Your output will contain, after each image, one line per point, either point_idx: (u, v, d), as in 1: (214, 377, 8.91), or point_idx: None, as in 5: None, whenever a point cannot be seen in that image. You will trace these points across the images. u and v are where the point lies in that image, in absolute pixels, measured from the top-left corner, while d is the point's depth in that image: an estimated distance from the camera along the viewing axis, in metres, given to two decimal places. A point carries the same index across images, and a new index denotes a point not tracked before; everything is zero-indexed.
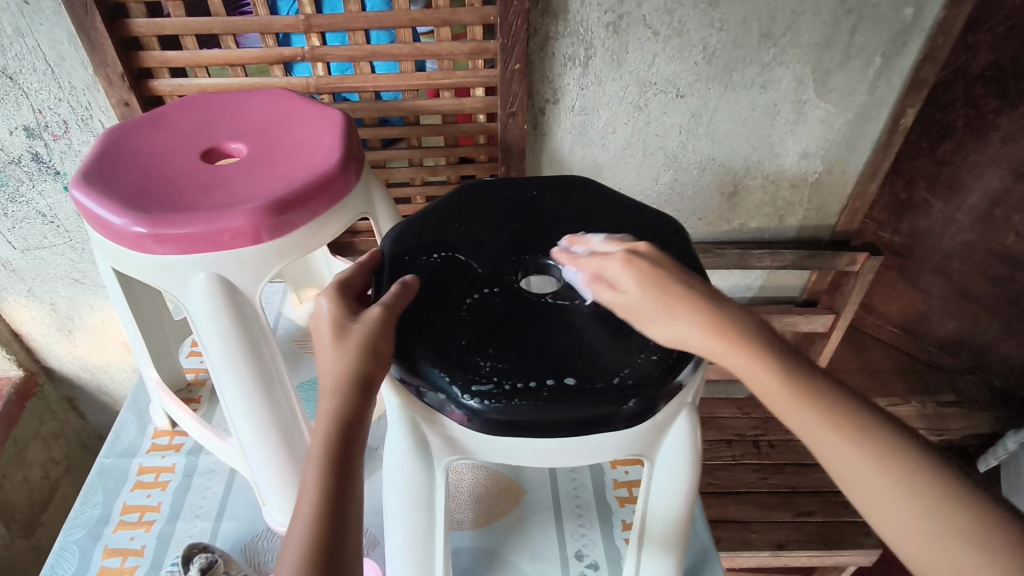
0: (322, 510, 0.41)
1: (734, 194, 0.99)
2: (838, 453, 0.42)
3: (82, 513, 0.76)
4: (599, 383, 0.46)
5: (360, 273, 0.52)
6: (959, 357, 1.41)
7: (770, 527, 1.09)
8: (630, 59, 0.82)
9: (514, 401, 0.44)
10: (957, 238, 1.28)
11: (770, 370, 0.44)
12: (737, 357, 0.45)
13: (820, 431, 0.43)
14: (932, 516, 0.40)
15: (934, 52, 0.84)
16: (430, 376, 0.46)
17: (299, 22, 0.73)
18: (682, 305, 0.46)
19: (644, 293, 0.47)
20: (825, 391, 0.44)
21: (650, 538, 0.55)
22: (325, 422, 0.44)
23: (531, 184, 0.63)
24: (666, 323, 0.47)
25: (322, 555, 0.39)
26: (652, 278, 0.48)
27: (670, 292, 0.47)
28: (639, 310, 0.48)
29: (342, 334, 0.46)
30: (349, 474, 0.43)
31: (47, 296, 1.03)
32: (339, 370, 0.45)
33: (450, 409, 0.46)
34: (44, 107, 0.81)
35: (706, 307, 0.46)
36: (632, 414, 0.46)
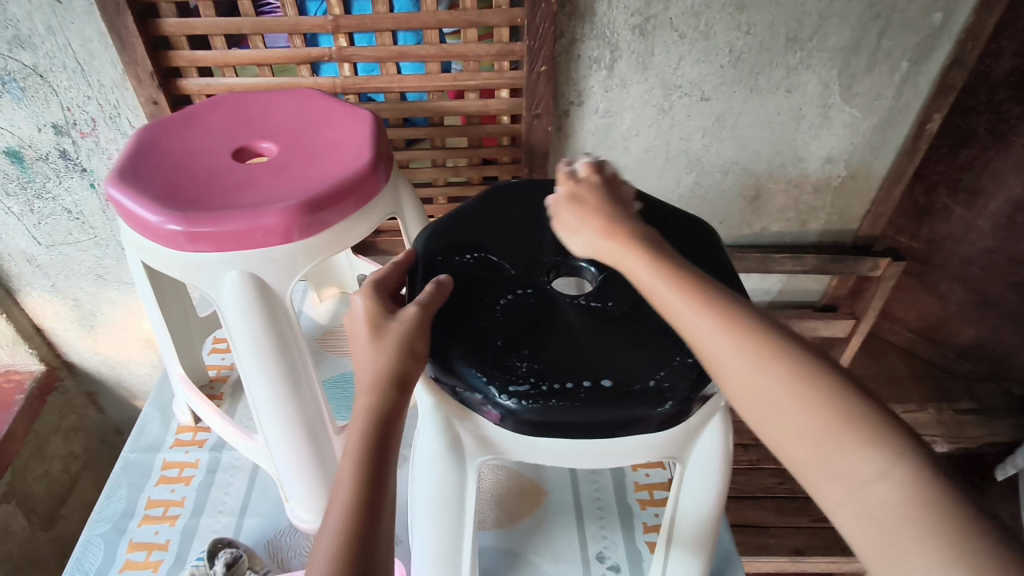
0: (358, 502, 0.40)
1: (756, 198, 0.99)
2: (717, 353, 0.42)
3: (107, 507, 0.77)
4: (637, 385, 0.45)
5: (394, 272, 0.53)
6: (978, 365, 1.40)
7: (788, 532, 1.08)
8: (655, 62, 0.82)
9: (551, 402, 0.45)
10: (978, 244, 1.25)
11: (657, 272, 0.46)
12: (629, 257, 0.48)
13: (701, 331, 0.43)
14: (810, 410, 0.39)
15: (962, 57, 0.83)
16: (466, 377, 0.46)
17: (327, 23, 0.74)
18: (593, 216, 0.52)
19: (571, 209, 0.54)
20: (711, 293, 0.44)
21: (678, 541, 0.55)
22: (361, 419, 0.44)
23: (561, 188, 0.64)
24: (580, 232, 0.52)
25: (357, 548, 0.39)
26: (579, 199, 0.54)
27: (592, 207, 0.53)
28: (567, 224, 0.54)
29: (378, 334, 0.46)
30: (383, 468, 0.42)
31: (70, 292, 1.04)
32: (376, 368, 0.45)
33: (486, 409, 0.46)
34: (73, 105, 0.82)
35: (617, 219, 0.51)
36: (669, 417, 0.46)
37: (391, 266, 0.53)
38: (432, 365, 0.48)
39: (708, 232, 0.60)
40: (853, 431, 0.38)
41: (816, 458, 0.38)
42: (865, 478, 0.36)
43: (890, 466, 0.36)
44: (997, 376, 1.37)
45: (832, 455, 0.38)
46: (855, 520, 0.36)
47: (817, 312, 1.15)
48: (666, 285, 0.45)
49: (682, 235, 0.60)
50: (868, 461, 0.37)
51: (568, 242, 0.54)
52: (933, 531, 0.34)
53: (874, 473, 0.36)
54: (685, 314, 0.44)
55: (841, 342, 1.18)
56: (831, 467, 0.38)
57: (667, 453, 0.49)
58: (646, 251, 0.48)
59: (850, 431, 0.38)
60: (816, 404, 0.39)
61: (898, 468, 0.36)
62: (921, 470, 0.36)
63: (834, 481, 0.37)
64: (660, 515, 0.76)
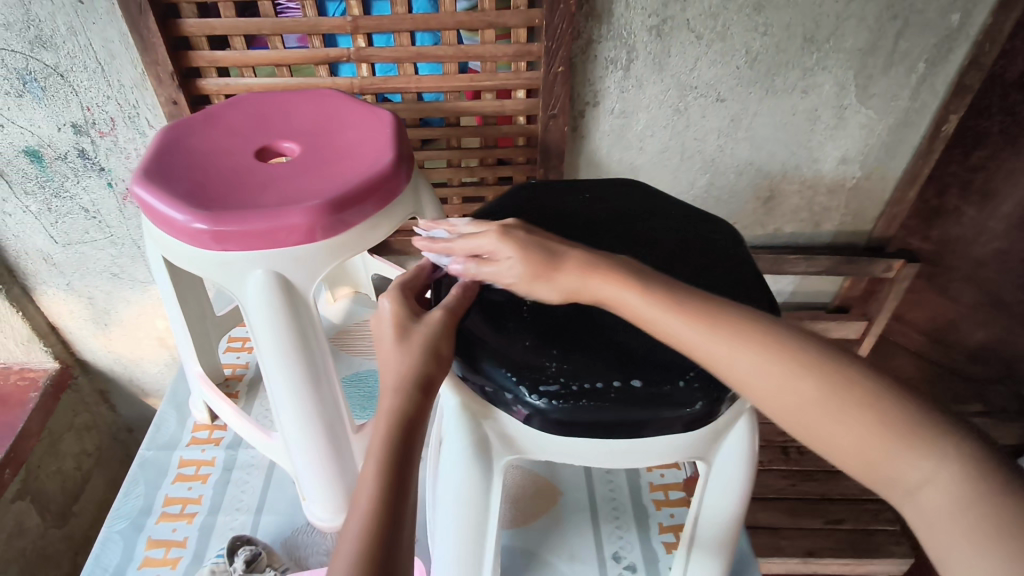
0: (380, 503, 0.40)
1: (770, 199, 0.99)
2: (749, 378, 0.44)
3: (125, 504, 0.77)
4: (666, 386, 0.46)
5: (421, 274, 0.54)
6: (988, 367, 1.40)
7: (801, 534, 1.08)
8: (672, 63, 0.82)
9: (581, 402, 0.45)
10: (989, 245, 1.25)
11: (659, 305, 0.46)
12: (620, 292, 0.47)
13: (727, 359, 0.44)
14: (852, 423, 0.41)
15: (980, 58, 0.83)
16: (496, 376, 0.47)
17: (346, 23, 0.74)
18: (566, 260, 0.48)
19: (523, 258, 0.48)
20: (724, 318, 0.45)
21: (700, 542, 0.55)
22: (386, 419, 0.44)
23: (582, 189, 0.65)
24: (554, 283, 0.48)
25: (380, 547, 0.38)
26: (524, 248, 0.49)
27: (546, 254, 0.48)
28: (520, 277, 0.49)
29: (404, 335, 0.47)
30: (406, 468, 0.42)
31: (85, 291, 1.04)
32: (403, 368, 0.45)
33: (516, 407, 0.47)
34: (92, 105, 0.82)
35: (586, 256, 0.49)
36: (697, 417, 0.47)
37: (416, 268, 0.54)
38: (460, 362, 0.49)
39: (726, 230, 0.61)
40: (894, 435, 0.40)
41: (866, 466, 0.41)
42: (915, 481, 0.39)
43: (935, 468, 0.38)
44: (1008, 379, 1.38)
45: (879, 462, 0.40)
46: (915, 520, 0.39)
47: (830, 314, 1.15)
48: (669, 313, 0.45)
49: (704, 234, 0.60)
50: (914, 465, 0.39)
51: (531, 293, 0.49)
52: (979, 525, 0.36)
53: (921, 474, 0.39)
54: (704, 345, 0.45)
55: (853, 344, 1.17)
56: (881, 472, 0.40)
57: (691, 453, 0.50)
58: (639, 284, 0.47)
59: (893, 438, 0.40)
60: (855, 416, 0.41)
61: (944, 467, 0.38)
62: (963, 465, 0.38)
63: (888, 484, 0.40)
64: (675, 515, 0.76)
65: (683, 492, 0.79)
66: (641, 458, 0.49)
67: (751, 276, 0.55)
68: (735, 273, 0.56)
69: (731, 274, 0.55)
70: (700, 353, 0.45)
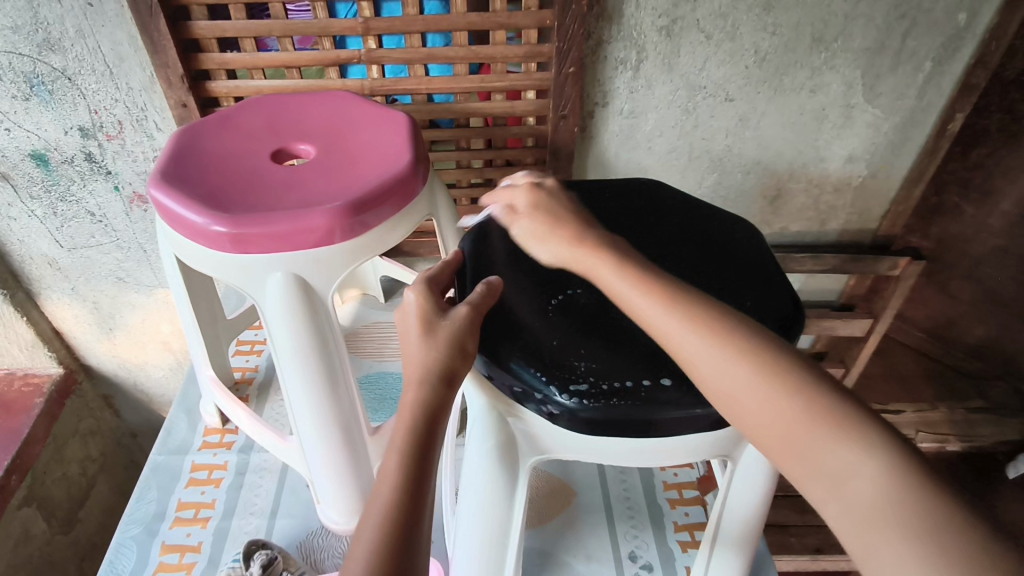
0: (403, 491, 0.41)
1: (777, 198, 0.99)
2: (692, 351, 0.44)
3: (138, 509, 0.76)
4: (696, 383, 0.47)
5: (446, 270, 0.53)
6: (988, 363, 1.40)
7: (810, 531, 1.09)
8: (681, 62, 0.83)
9: (612, 401, 0.46)
10: (988, 243, 1.26)
11: (625, 273, 0.48)
12: (592, 259, 0.50)
13: (676, 332, 0.44)
14: (786, 406, 0.40)
15: (986, 57, 0.83)
16: (526, 375, 0.47)
17: (357, 25, 0.74)
18: (559, 226, 0.53)
19: (533, 212, 0.55)
20: (683, 295, 0.46)
21: (723, 539, 0.56)
22: (409, 414, 0.44)
23: (603, 189, 0.65)
24: (542, 242, 0.54)
25: (397, 542, 0.39)
26: (540, 203, 0.55)
27: (553, 212, 0.54)
28: (525, 230, 0.55)
29: (430, 330, 0.47)
30: (427, 458, 0.43)
31: (91, 295, 1.03)
32: (426, 362, 0.45)
33: (546, 407, 0.47)
34: (100, 108, 0.82)
35: (578, 225, 0.53)
36: (728, 414, 0.47)
37: (442, 264, 0.53)
38: (485, 359, 0.49)
39: (743, 227, 0.61)
40: (823, 423, 0.39)
41: (792, 452, 0.40)
42: (837, 470, 0.38)
43: (862, 460, 0.37)
44: (1007, 375, 1.37)
45: (807, 447, 0.39)
46: (835, 515, 0.37)
47: (835, 312, 1.16)
48: (631, 283, 0.47)
49: (723, 233, 0.60)
50: (841, 455, 0.38)
51: (530, 250, 0.55)
52: (905, 528, 0.34)
53: (847, 465, 0.37)
54: (656, 314, 0.45)
55: (858, 341, 1.18)
56: (808, 459, 0.39)
57: (718, 451, 0.50)
58: (613, 257, 0.49)
59: (821, 426, 0.39)
60: (788, 401, 0.40)
61: (871, 461, 0.37)
62: (891, 461, 0.36)
63: (811, 473, 0.39)
64: (691, 514, 0.76)
65: (698, 491, 0.79)
66: (667, 454, 0.49)
67: (772, 272, 0.56)
68: (758, 271, 0.56)
69: (753, 273, 0.56)
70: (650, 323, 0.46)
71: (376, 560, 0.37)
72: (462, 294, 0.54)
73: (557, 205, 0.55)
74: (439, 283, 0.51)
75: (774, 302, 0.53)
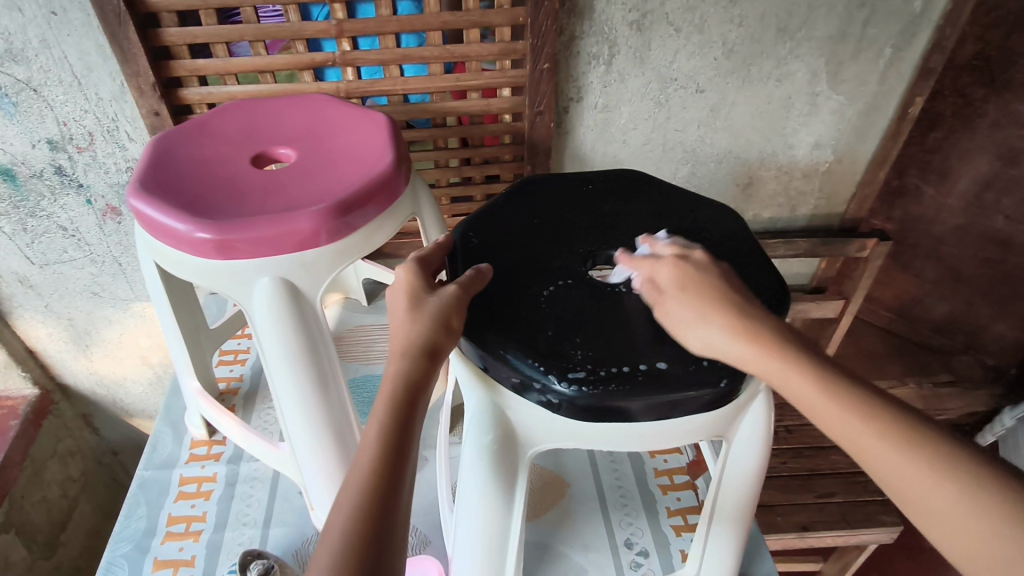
0: (384, 452, 0.43)
1: (749, 185, 1.01)
2: (897, 473, 0.40)
3: (128, 526, 0.75)
4: (689, 365, 0.48)
5: (437, 252, 0.55)
6: (952, 339, 1.47)
7: (795, 510, 1.12)
8: (652, 56, 0.84)
9: (610, 386, 0.47)
10: (948, 222, 1.32)
11: (818, 387, 0.43)
12: (769, 364, 0.45)
13: (878, 455, 0.41)
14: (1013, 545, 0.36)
15: (942, 42, 0.87)
16: (524, 367, 0.48)
17: (330, 27, 0.74)
18: (716, 310, 0.47)
19: (685, 294, 0.48)
20: (885, 409, 0.42)
21: (719, 518, 0.58)
22: (391, 385, 0.46)
23: (586, 180, 0.67)
24: (698, 328, 0.47)
25: (375, 508, 0.40)
26: (693, 282, 0.49)
27: (711, 290, 0.48)
28: (675, 315, 0.48)
29: (417, 304, 0.49)
30: (409, 424, 0.45)
31: (65, 312, 1.01)
32: (411, 338, 0.47)
33: (545, 397, 0.48)
34: (69, 119, 0.80)
35: (743, 312, 0.47)
36: (720, 395, 0.48)
37: (433, 249, 0.55)
38: (478, 350, 0.50)
39: (725, 212, 0.63)
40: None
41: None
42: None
43: None
44: (971, 349, 1.45)
45: None
46: None
47: (808, 295, 1.19)
48: (817, 391, 0.43)
49: (704, 218, 0.62)
50: None
51: (680, 337, 0.48)
52: None
53: None
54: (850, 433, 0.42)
55: (832, 323, 1.21)
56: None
57: (715, 430, 0.51)
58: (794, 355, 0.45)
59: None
60: None
61: None
62: None
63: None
64: (682, 499, 0.78)
65: (688, 476, 0.81)
66: (659, 437, 0.50)
67: (754, 254, 0.58)
68: (741, 253, 0.58)
69: (735, 255, 0.57)
70: (829, 425, 0.43)
71: (354, 522, 0.40)
72: (452, 277, 0.55)
73: (713, 279, 0.49)
74: (430, 263, 0.53)
75: (759, 282, 0.54)
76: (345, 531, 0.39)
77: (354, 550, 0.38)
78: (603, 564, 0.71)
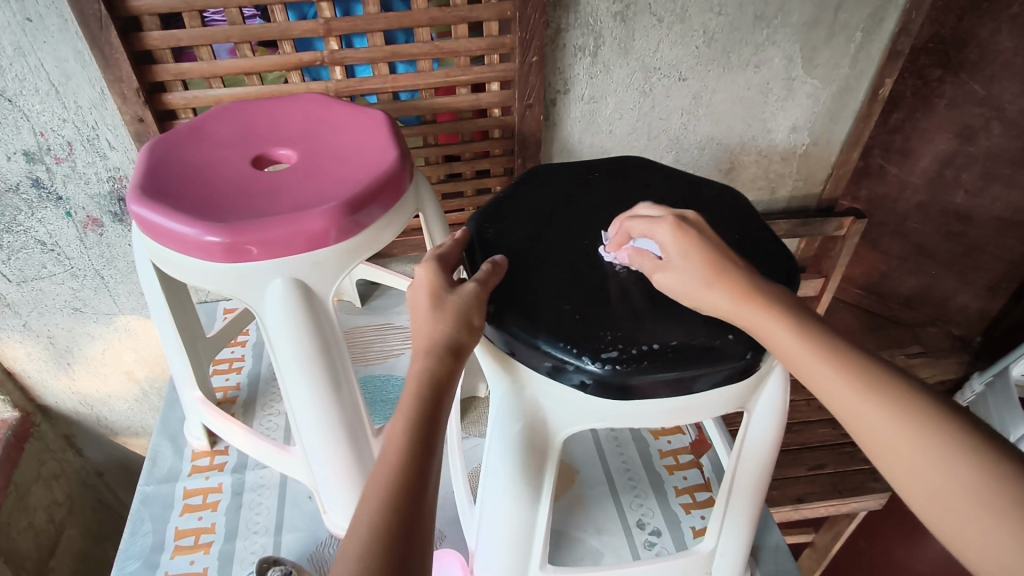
0: (410, 446, 0.42)
1: (731, 170, 1.04)
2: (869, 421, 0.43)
3: (133, 544, 0.73)
4: (716, 340, 0.49)
5: (455, 248, 0.56)
6: (920, 311, 1.53)
7: (788, 483, 1.16)
8: (636, 46, 0.86)
9: (642, 363, 0.48)
10: (912, 199, 1.38)
11: (796, 337, 0.46)
12: (763, 313, 0.48)
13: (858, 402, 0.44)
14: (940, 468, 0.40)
15: (909, 25, 0.90)
16: (556, 351, 0.49)
17: (318, 26, 0.73)
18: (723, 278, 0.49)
19: (685, 264, 0.50)
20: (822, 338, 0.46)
21: (738, 490, 0.60)
22: (416, 380, 0.45)
23: (592, 169, 0.68)
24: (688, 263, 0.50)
25: (404, 496, 0.39)
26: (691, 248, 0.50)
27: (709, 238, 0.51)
28: (678, 283, 0.50)
29: (439, 302, 0.49)
30: (435, 419, 0.44)
31: (44, 330, 0.98)
32: (435, 332, 0.47)
33: (577, 378, 0.49)
34: (46, 129, 0.78)
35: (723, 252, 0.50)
36: (743, 368, 0.50)
37: (449, 247, 0.55)
38: (504, 337, 0.51)
39: (726, 194, 0.65)
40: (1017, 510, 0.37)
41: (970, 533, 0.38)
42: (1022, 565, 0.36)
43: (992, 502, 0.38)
44: (938, 321, 1.52)
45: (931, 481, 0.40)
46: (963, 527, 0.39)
47: None
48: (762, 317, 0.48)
49: (707, 200, 0.64)
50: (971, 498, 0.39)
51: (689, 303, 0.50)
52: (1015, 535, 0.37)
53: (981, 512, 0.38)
54: (836, 379, 0.45)
55: (812, 301, 1.25)
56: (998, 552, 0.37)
57: (737, 402, 0.53)
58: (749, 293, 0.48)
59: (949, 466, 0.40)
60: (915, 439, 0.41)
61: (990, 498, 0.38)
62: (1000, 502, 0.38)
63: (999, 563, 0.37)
64: (688, 478, 0.80)
65: (692, 455, 0.83)
66: (679, 411, 0.52)
67: (759, 234, 0.59)
68: (750, 234, 0.59)
69: (743, 235, 0.59)
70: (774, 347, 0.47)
71: (385, 511, 0.38)
72: (470, 272, 0.56)
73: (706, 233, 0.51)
74: (448, 260, 0.54)
75: (770, 261, 0.56)
76: (375, 518, 0.38)
77: (386, 540, 0.37)
78: (617, 546, 0.72)
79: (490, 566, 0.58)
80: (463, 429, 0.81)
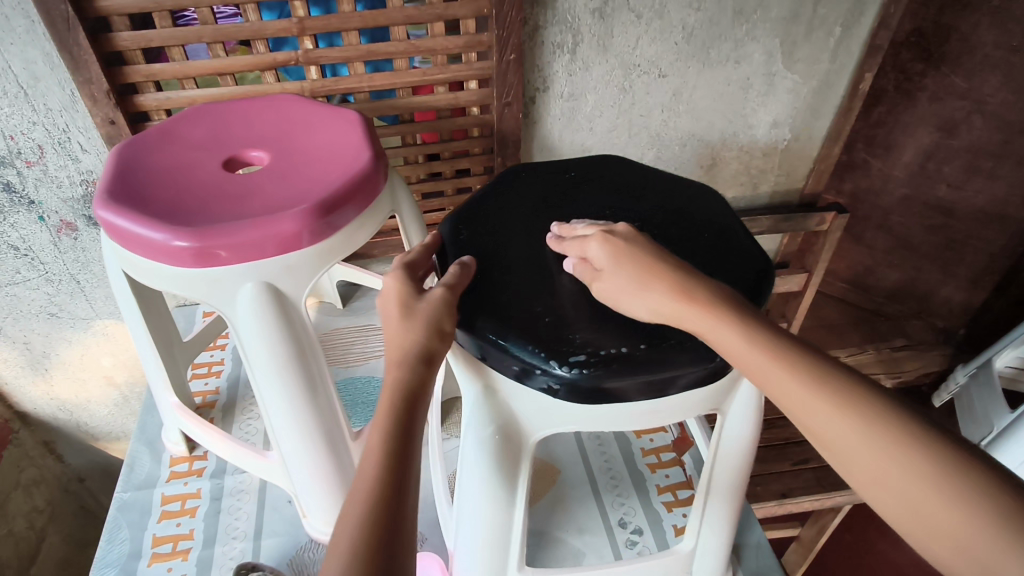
0: (388, 457, 0.41)
1: (712, 166, 1.04)
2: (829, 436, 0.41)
3: (110, 552, 0.72)
4: (688, 341, 0.49)
5: (424, 255, 0.55)
6: (904, 305, 1.55)
7: (773, 478, 1.17)
8: (615, 42, 0.85)
9: (613, 365, 0.47)
10: (896, 192, 1.38)
11: (741, 333, 0.45)
12: (716, 328, 0.45)
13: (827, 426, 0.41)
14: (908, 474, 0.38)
15: (887, 19, 0.90)
16: (525, 354, 0.48)
17: (291, 26, 0.72)
18: (657, 274, 0.47)
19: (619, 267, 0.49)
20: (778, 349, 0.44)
21: (717, 489, 0.59)
22: (389, 392, 0.45)
23: (567, 168, 0.68)
24: (633, 297, 0.48)
25: (384, 509, 0.39)
26: (626, 255, 0.49)
27: (643, 261, 0.48)
28: (613, 287, 0.49)
29: (408, 311, 0.48)
30: (411, 429, 0.43)
31: (20, 336, 0.96)
32: (406, 343, 0.47)
33: (546, 382, 0.48)
34: (16, 132, 0.76)
35: (678, 273, 0.48)
36: (717, 369, 0.49)
37: (418, 251, 0.55)
38: (474, 341, 0.50)
39: (704, 193, 0.64)
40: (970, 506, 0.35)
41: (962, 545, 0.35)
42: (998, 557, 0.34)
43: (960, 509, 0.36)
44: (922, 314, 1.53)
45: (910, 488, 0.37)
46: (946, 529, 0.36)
47: None
48: (701, 314, 0.46)
49: (685, 199, 0.63)
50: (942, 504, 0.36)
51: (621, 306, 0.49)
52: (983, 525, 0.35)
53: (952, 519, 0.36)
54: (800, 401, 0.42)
55: (796, 296, 1.25)
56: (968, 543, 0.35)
57: (712, 403, 0.53)
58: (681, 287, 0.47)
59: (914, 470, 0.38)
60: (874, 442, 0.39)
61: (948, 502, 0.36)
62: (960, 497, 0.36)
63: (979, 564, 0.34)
64: (671, 476, 0.80)
65: (675, 453, 0.83)
66: (656, 413, 0.51)
67: (734, 231, 0.59)
68: (724, 232, 0.59)
69: (718, 238, 0.58)
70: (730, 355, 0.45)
71: (365, 525, 0.38)
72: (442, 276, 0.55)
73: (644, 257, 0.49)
74: (417, 267, 0.53)
75: (744, 261, 0.56)
76: (354, 534, 0.37)
77: (365, 553, 0.36)
78: (599, 546, 0.72)
79: (468, 568, 0.58)
80: (445, 430, 0.81)
